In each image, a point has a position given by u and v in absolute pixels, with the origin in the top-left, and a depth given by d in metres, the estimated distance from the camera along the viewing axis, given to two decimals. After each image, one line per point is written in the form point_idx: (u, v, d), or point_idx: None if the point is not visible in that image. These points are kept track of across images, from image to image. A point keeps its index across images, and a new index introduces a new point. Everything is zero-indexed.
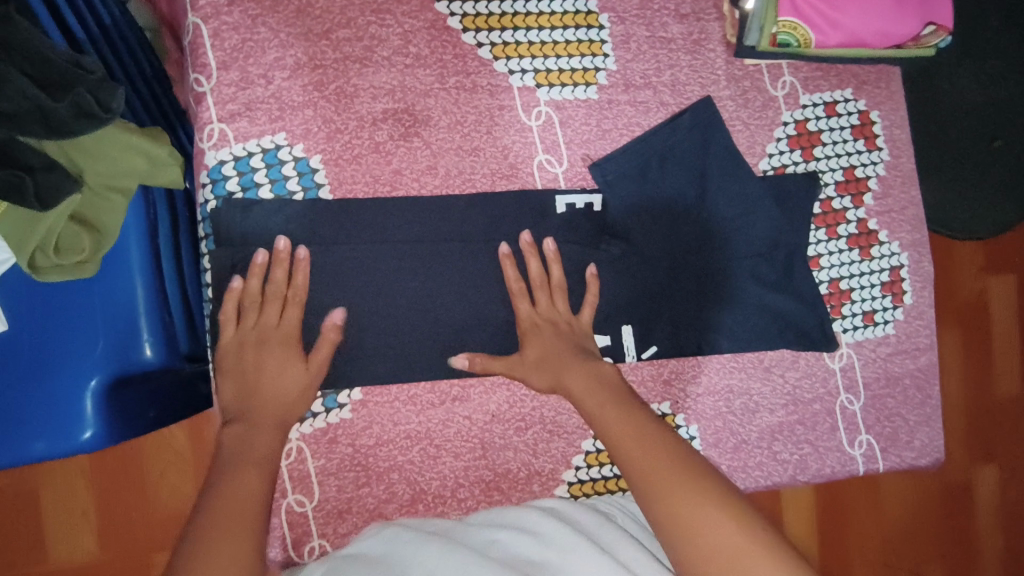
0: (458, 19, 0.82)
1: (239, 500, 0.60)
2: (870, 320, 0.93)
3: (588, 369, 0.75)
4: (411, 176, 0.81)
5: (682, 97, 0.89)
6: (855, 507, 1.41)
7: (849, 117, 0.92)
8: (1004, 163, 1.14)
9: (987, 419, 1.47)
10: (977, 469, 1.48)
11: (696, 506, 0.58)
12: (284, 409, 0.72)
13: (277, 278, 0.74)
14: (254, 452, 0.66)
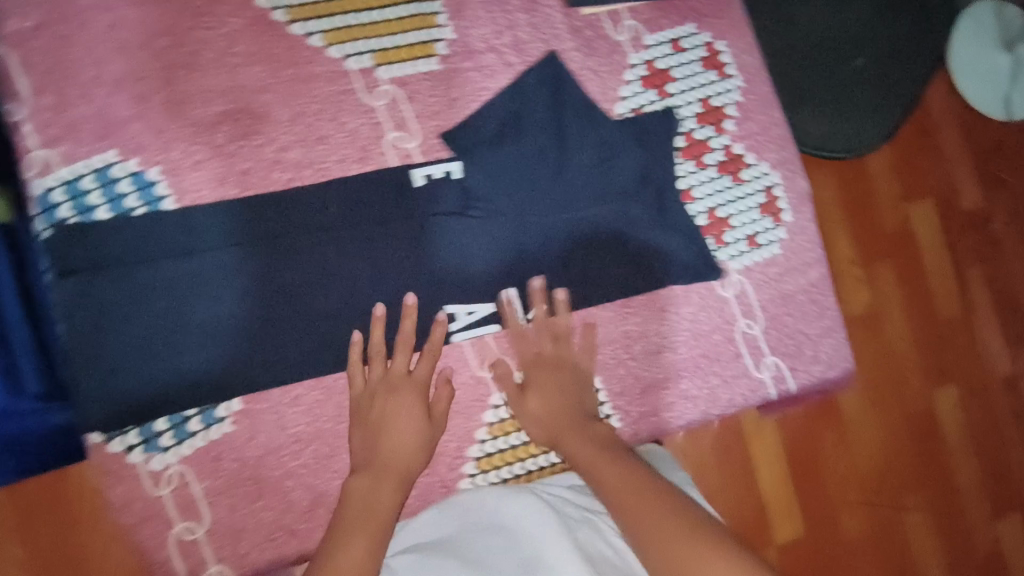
0: (283, 12, 0.81)
1: (374, 511, 0.69)
2: (754, 244, 0.93)
3: (572, 425, 0.78)
4: (260, 174, 0.79)
5: (527, 56, 0.89)
6: (823, 451, 1.15)
7: (695, 51, 0.93)
8: (869, 85, 1.17)
9: (943, 333, 1.24)
10: (936, 390, 1.24)
11: (702, 561, 0.58)
12: (407, 458, 0.74)
13: (376, 337, 0.78)
14: (385, 494, 0.71)
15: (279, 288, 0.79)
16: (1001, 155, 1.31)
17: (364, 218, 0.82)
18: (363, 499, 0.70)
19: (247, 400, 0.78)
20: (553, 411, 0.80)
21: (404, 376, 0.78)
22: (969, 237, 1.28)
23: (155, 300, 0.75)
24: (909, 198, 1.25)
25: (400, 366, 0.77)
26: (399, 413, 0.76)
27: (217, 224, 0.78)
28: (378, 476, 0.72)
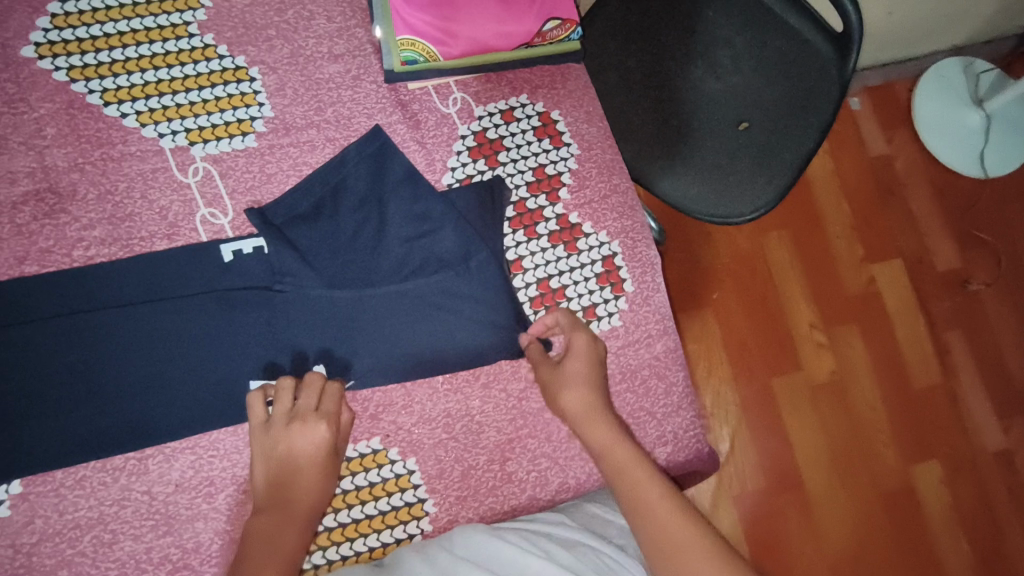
0: (99, 96, 0.84)
1: (285, 551, 0.71)
2: (593, 314, 0.89)
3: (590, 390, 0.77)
4: (61, 251, 0.80)
5: (350, 130, 0.89)
6: (813, 500, 1.31)
7: (528, 120, 0.93)
8: (753, 145, 1.00)
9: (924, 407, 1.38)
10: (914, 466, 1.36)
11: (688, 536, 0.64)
12: (314, 498, 0.75)
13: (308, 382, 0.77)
14: (289, 534, 0.72)
15: (71, 366, 0.77)
16: (978, 218, 1.50)
17: (166, 294, 0.81)
18: (267, 539, 0.71)
19: (27, 482, 0.75)
20: (588, 410, 0.75)
21: (313, 412, 0.77)
22: (948, 298, 1.45)
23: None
24: (872, 260, 1.44)
25: (307, 403, 0.77)
26: (300, 448, 0.75)
27: (10, 302, 0.77)
28: (283, 516, 0.73)
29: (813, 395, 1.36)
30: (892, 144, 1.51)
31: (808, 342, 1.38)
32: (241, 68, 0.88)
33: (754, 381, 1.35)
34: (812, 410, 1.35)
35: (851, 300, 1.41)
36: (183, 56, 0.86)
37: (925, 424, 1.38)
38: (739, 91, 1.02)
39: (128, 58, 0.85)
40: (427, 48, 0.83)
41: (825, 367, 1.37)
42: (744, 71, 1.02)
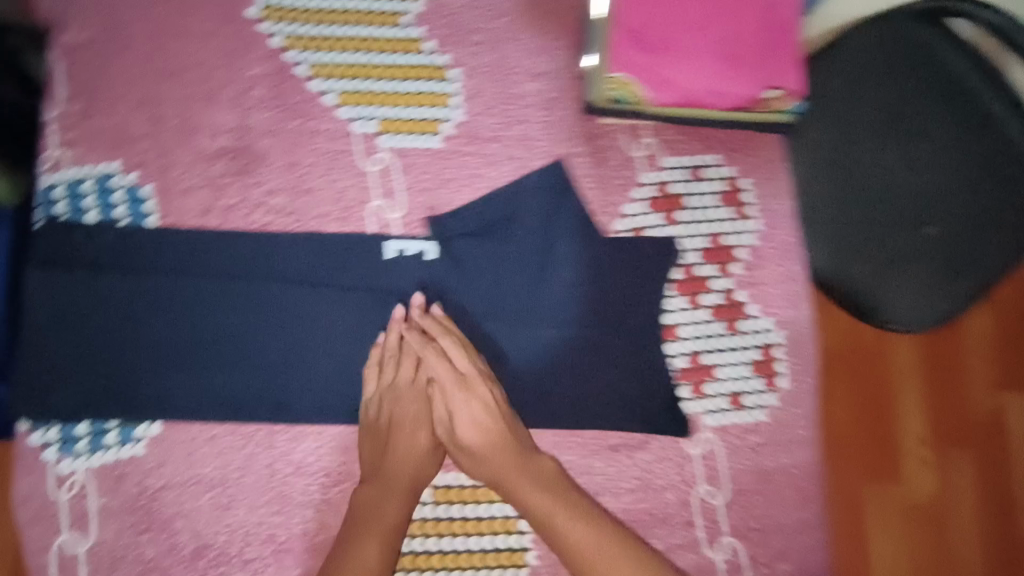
0: (306, 68, 0.85)
1: (385, 522, 0.74)
2: (738, 403, 0.82)
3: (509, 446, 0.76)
4: (241, 211, 0.82)
5: (533, 152, 0.86)
6: None
7: (715, 181, 0.87)
8: (936, 256, 0.78)
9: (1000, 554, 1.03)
10: None
11: None
12: (416, 467, 0.78)
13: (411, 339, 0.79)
14: (387, 514, 0.74)
15: (230, 327, 0.79)
16: None
17: (329, 278, 0.81)
18: (372, 509, 0.74)
19: (167, 427, 0.78)
20: (488, 438, 0.76)
21: (410, 385, 0.80)
22: None
23: (117, 308, 0.78)
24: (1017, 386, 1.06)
25: (404, 375, 0.80)
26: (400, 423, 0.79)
27: (192, 253, 0.80)
28: (386, 486, 0.75)
29: (935, 530, 1.03)
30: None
31: (911, 453, 1.04)
32: (441, 66, 0.87)
33: (880, 497, 1.03)
34: (922, 549, 1.02)
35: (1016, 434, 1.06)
36: (392, 44, 0.86)
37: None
38: (930, 193, 0.78)
39: (340, 37, 0.85)
40: (637, 91, 0.78)
41: (955, 497, 1.04)
42: (972, 148, 0.76)
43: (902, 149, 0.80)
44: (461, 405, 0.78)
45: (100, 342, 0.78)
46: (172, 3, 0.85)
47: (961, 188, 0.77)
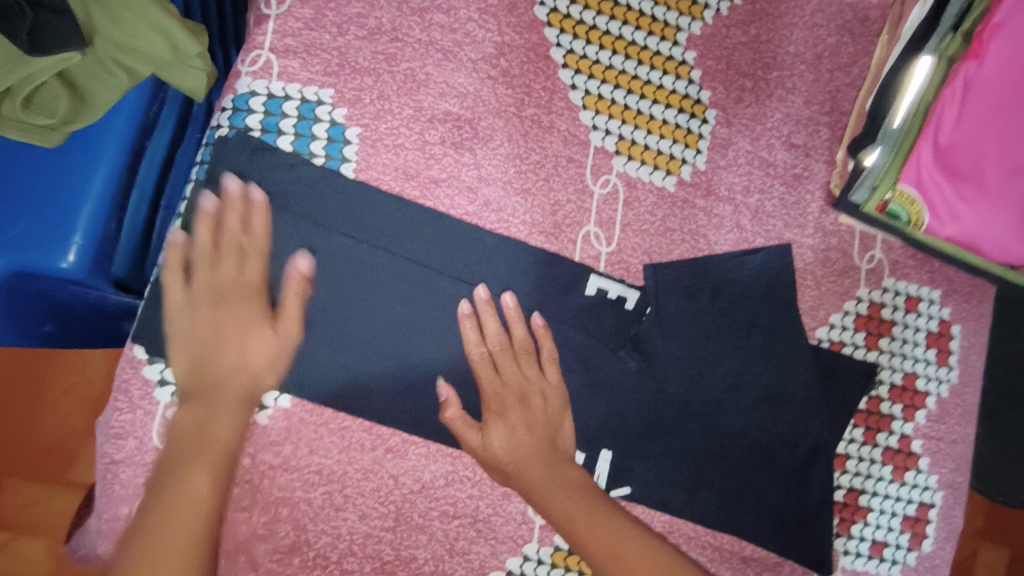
0: (563, 54, 0.74)
1: (207, 443, 0.58)
2: (878, 552, 0.78)
3: (544, 459, 0.67)
4: (445, 191, 0.72)
5: (761, 228, 0.79)
6: None
7: (928, 319, 0.82)
8: None
9: None
10: None
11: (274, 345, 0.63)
12: (250, 381, 0.62)
13: (471, 336, 0.68)
14: (212, 442, 0.58)
15: (400, 317, 0.69)
16: None
17: (519, 297, 0.72)
18: (191, 434, 0.58)
19: (298, 402, 0.66)
20: (524, 452, 0.67)
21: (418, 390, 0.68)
22: None
23: (281, 256, 0.66)
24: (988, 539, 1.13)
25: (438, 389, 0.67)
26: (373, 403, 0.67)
27: (384, 221, 0.69)
28: (211, 403, 0.60)
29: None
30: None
31: None
32: (701, 103, 0.78)
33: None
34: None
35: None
36: (658, 59, 0.76)
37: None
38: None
39: (609, 32, 0.75)
40: (919, 213, 0.72)
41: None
42: None
43: None
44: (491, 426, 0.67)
45: None
46: None
47: None
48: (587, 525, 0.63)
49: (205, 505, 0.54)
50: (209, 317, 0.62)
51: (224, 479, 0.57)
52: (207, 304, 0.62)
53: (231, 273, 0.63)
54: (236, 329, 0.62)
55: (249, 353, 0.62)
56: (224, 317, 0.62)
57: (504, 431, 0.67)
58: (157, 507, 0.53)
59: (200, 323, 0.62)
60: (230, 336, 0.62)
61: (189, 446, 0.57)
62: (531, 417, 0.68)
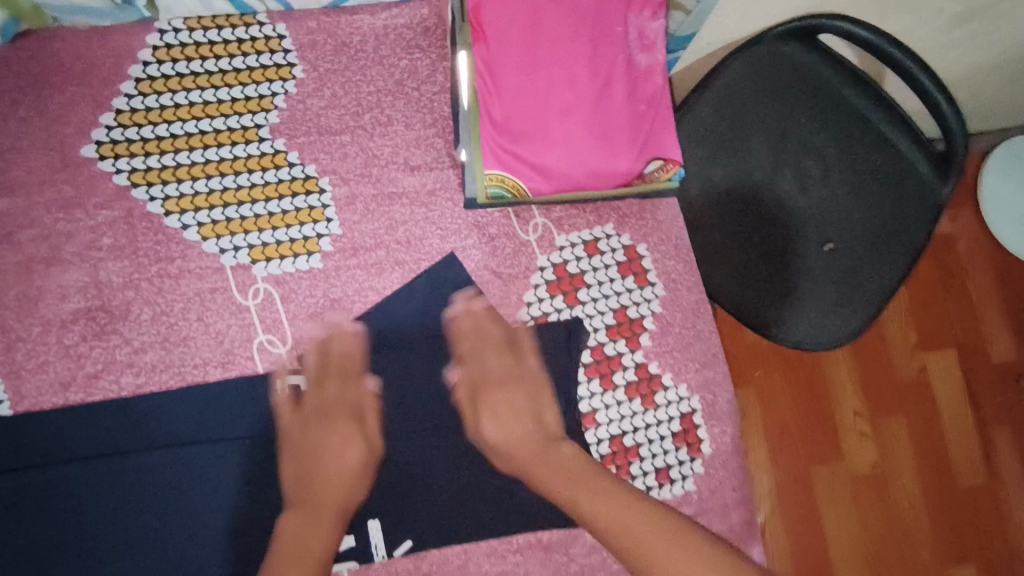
0: (160, 203, 0.78)
1: (301, 545, 0.64)
2: (666, 477, 0.82)
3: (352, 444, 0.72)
4: (109, 377, 0.74)
5: (420, 253, 0.82)
6: (841, 567, 1.13)
7: (612, 253, 0.86)
8: (838, 273, 0.83)
9: (965, 506, 1.18)
10: (945, 568, 1.15)
11: (319, 435, 0.72)
12: (343, 489, 0.70)
13: (310, 364, 0.76)
14: (310, 551, 0.63)
15: (114, 512, 0.72)
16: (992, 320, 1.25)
17: (220, 436, 0.75)
18: (299, 538, 0.65)
19: None
20: (339, 439, 0.72)
21: (335, 403, 0.75)
22: (1001, 394, 1.22)
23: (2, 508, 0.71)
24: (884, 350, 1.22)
25: (333, 393, 0.75)
26: (327, 459, 0.71)
27: (59, 433, 0.72)
28: (313, 511, 0.67)
29: (853, 491, 1.16)
30: (955, 222, 1.27)
31: (850, 428, 1.18)
32: (311, 177, 0.81)
33: (792, 467, 1.17)
34: (849, 507, 1.16)
35: (897, 389, 1.21)
36: (252, 162, 0.80)
37: (966, 525, 1.17)
38: (826, 207, 0.85)
39: (194, 163, 0.79)
40: (516, 184, 0.77)
41: (868, 460, 1.18)
42: (854, 186, 0.84)
43: (797, 185, 0.85)
44: (313, 431, 0.73)
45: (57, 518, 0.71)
46: None
47: (843, 213, 0.84)
48: (544, 461, 0.69)
49: None
50: (305, 436, 0.73)
51: None
52: (314, 421, 0.74)
53: (327, 412, 0.74)
54: (336, 442, 0.72)
55: (333, 454, 0.71)
56: (321, 434, 0.72)
57: (352, 444, 0.72)
58: (287, 570, 0.61)
59: (305, 443, 0.72)
60: (329, 445, 0.71)
61: (288, 559, 0.63)
62: (357, 407, 0.75)
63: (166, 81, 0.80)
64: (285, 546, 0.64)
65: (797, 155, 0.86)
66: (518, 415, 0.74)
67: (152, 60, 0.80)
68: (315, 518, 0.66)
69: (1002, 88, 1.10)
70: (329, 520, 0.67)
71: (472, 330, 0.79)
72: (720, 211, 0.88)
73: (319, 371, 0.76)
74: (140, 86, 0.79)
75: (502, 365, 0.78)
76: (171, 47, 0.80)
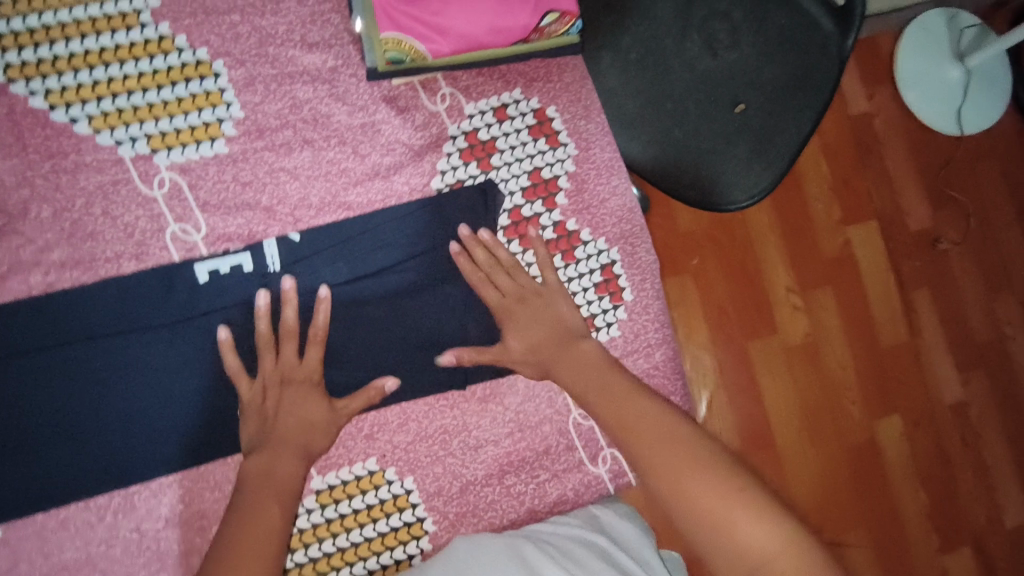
0: (43, 98, 0.74)
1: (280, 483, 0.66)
2: (591, 326, 0.86)
3: (311, 397, 0.71)
4: (18, 278, 0.73)
5: (328, 130, 0.81)
6: (780, 428, 1.30)
7: (522, 117, 0.87)
8: (753, 132, 0.85)
9: (887, 363, 1.36)
10: (875, 422, 1.34)
11: (298, 395, 0.71)
12: (305, 439, 0.70)
13: (263, 329, 0.72)
14: (278, 484, 0.66)
15: (44, 406, 0.73)
16: (905, 191, 1.42)
17: (142, 324, 0.75)
18: (264, 476, 0.66)
19: (6, 526, 0.71)
20: (314, 424, 0.71)
21: (285, 367, 0.72)
22: (918, 257, 1.41)
23: None
24: (816, 226, 1.36)
25: (286, 362, 0.72)
26: (294, 414, 0.70)
27: None
28: (273, 453, 0.68)
29: (787, 360, 1.32)
30: (873, 101, 1.42)
31: (784, 303, 1.33)
32: (203, 62, 0.78)
33: (730, 346, 1.30)
34: (785, 376, 1.31)
35: (825, 262, 1.36)
36: (138, 49, 0.76)
37: (891, 379, 1.35)
38: (739, 70, 0.86)
39: (74, 53, 0.75)
40: (414, 47, 0.75)
41: (799, 331, 1.33)
42: (755, 40, 0.86)
43: (708, 52, 0.86)
44: (287, 396, 0.71)
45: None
46: None
47: (751, 71, 0.86)
48: (565, 361, 0.74)
49: (277, 532, 0.62)
50: (271, 398, 0.71)
51: (290, 512, 0.65)
52: (277, 382, 0.71)
53: (294, 384, 0.71)
54: (297, 399, 0.71)
55: (303, 413, 0.70)
56: (294, 404, 0.71)
57: (314, 396, 0.71)
58: (266, 503, 0.64)
59: (268, 402, 0.70)
60: (294, 404, 0.71)
61: (259, 489, 0.65)
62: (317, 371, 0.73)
63: None
64: (255, 478, 0.66)
65: (701, 23, 0.87)
66: (541, 322, 0.77)
67: None
68: (285, 460, 0.68)
69: None
70: (289, 456, 0.68)
71: (482, 262, 0.79)
72: (645, 93, 0.87)
73: (267, 346, 0.72)
74: None
75: (517, 284, 0.78)
76: None
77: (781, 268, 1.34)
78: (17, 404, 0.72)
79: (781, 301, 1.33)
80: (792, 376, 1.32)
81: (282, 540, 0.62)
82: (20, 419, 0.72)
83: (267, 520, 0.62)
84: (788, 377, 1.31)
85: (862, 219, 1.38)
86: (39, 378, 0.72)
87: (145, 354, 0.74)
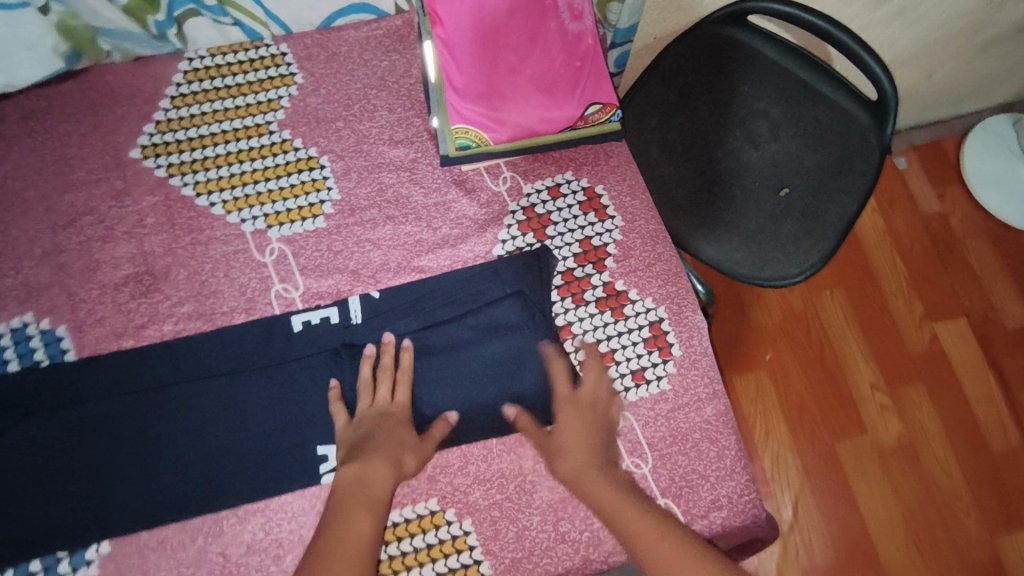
0: (192, 188, 0.95)
1: (371, 491, 0.76)
2: (641, 378, 0.91)
3: (397, 431, 0.82)
4: (156, 326, 0.89)
5: (407, 208, 0.96)
6: (883, 535, 1.30)
7: (574, 195, 0.99)
8: (799, 212, 1.03)
9: (1000, 470, 1.35)
10: (996, 537, 1.30)
11: (389, 426, 0.83)
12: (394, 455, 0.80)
13: (367, 373, 0.86)
14: (370, 491, 0.76)
15: (160, 435, 0.85)
16: (993, 290, 1.48)
17: (247, 366, 0.88)
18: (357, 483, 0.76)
19: (116, 542, 0.81)
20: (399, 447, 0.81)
21: (385, 403, 0.85)
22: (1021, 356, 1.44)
23: (67, 437, 0.84)
24: (900, 323, 1.44)
25: (383, 397, 0.85)
26: (380, 435, 0.81)
27: (116, 373, 0.86)
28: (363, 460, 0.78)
29: (882, 463, 1.34)
30: (944, 202, 1.55)
31: (871, 402, 1.39)
32: (312, 157, 0.97)
33: (817, 447, 1.36)
34: (881, 478, 1.34)
35: (913, 360, 1.42)
36: (264, 150, 0.96)
37: (1008, 490, 1.33)
38: (778, 162, 1.06)
39: (219, 154, 0.96)
40: (479, 135, 0.91)
41: (892, 432, 1.37)
42: (791, 136, 1.06)
43: (751, 145, 1.07)
44: (376, 428, 0.82)
45: (109, 441, 0.84)
46: (58, 162, 0.95)
47: (793, 161, 1.05)
48: (591, 477, 0.81)
49: (366, 534, 0.72)
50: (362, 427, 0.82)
51: (377, 516, 0.74)
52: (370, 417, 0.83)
53: (390, 416, 0.84)
54: (388, 428, 0.82)
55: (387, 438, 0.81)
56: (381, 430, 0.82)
57: (401, 427, 0.83)
58: (355, 512, 0.74)
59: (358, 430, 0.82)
60: (380, 430, 0.82)
61: (349, 492, 0.76)
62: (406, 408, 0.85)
63: (192, 95, 0.98)
64: (353, 486, 0.76)
65: (743, 124, 1.08)
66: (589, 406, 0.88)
67: (182, 81, 0.99)
68: (381, 461, 0.78)
69: (913, 35, 1.26)
70: (378, 470, 0.78)
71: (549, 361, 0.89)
72: (694, 181, 1.08)
73: (374, 377, 0.86)
74: (174, 101, 0.98)
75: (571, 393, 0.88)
76: (197, 70, 0.99)
77: (866, 366, 1.41)
78: (140, 432, 0.84)
79: (869, 401, 1.38)
80: (893, 480, 1.34)
81: (371, 545, 0.72)
82: (141, 445, 0.84)
83: (358, 525, 0.73)
84: (888, 480, 1.33)
85: (951, 318, 1.45)
86: (160, 410, 0.85)
87: (246, 391, 0.87)
